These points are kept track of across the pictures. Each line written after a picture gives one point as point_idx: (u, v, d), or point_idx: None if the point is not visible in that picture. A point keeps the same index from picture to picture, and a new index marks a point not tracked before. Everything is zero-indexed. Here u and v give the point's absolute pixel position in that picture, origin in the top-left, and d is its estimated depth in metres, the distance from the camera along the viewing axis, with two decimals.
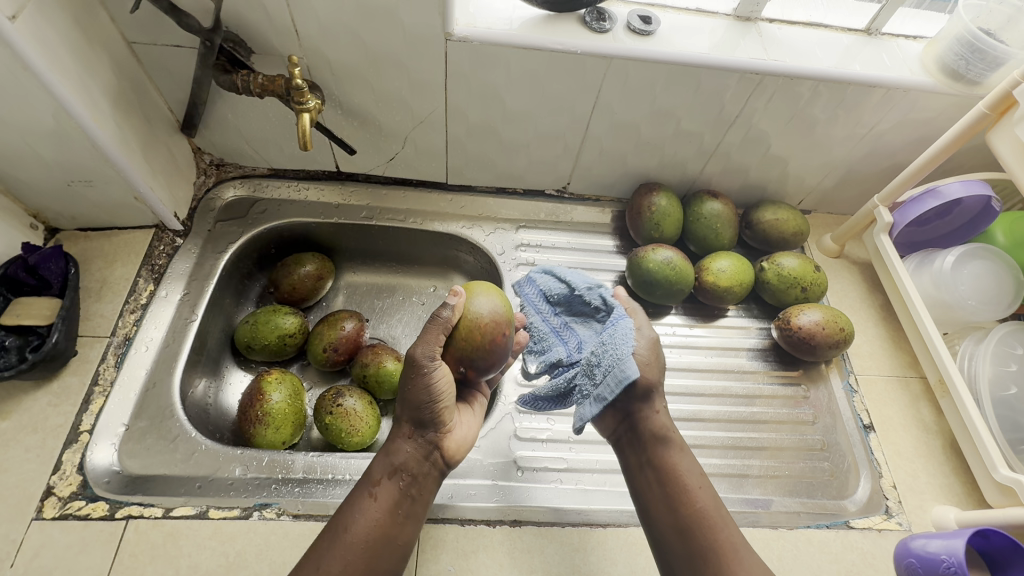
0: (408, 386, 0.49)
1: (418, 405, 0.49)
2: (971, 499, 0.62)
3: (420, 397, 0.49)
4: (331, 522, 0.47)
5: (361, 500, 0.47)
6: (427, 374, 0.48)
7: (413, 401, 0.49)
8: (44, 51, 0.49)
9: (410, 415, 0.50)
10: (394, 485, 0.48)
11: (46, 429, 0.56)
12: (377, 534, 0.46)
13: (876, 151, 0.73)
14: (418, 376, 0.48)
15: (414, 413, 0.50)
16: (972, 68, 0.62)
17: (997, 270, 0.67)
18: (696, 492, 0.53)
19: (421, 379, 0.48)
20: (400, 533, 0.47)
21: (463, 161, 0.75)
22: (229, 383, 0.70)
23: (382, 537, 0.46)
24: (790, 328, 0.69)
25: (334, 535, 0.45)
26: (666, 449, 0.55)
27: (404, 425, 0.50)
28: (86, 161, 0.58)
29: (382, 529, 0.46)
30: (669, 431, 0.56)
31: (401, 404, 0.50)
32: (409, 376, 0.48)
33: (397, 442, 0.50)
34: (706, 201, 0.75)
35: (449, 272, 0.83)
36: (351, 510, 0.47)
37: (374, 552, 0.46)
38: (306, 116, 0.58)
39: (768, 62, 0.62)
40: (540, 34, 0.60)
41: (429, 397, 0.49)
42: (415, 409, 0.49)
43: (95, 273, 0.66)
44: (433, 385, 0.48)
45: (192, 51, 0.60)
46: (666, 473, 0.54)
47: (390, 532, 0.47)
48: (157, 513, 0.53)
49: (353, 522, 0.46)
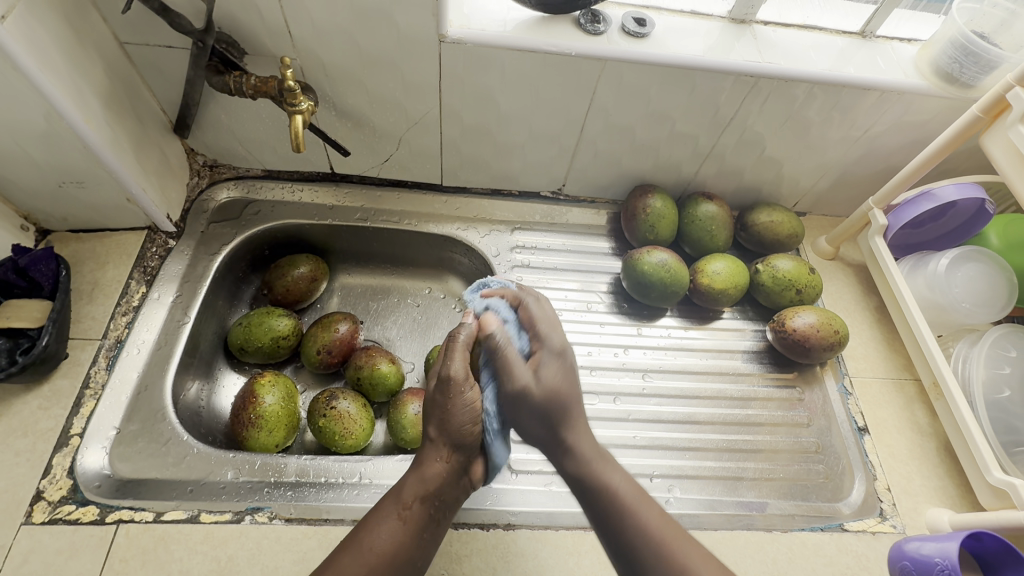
0: (448, 407, 0.47)
1: (458, 428, 0.47)
2: (965, 502, 0.62)
3: (459, 419, 0.47)
4: (354, 536, 0.45)
5: (388, 519, 0.45)
6: (467, 395, 0.47)
7: (452, 423, 0.48)
8: (34, 51, 0.48)
9: (446, 437, 0.48)
10: (424, 508, 0.47)
11: (37, 432, 0.55)
12: (401, 555, 0.44)
13: (870, 153, 0.73)
14: (459, 398, 0.47)
15: (455, 436, 0.48)
16: (966, 71, 0.63)
17: (991, 273, 0.67)
18: (640, 508, 0.48)
19: (463, 401, 0.47)
20: (420, 556, 0.46)
21: (458, 162, 0.75)
22: (222, 386, 0.69)
23: (406, 561, 0.44)
24: (785, 330, 0.69)
25: (358, 551, 0.43)
26: (597, 469, 0.50)
27: (439, 446, 0.49)
28: (77, 162, 0.58)
29: (407, 553, 0.45)
30: (593, 446, 0.51)
31: (435, 425, 0.48)
32: (449, 397, 0.47)
33: (431, 463, 0.48)
34: (701, 203, 0.75)
35: (444, 274, 0.83)
36: (378, 527, 0.45)
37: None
38: (300, 117, 0.58)
39: (763, 64, 0.62)
40: (534, 36, 0.59)
41: (469, 421, 0.48)
42: (453, 431, 0.48)
43: (87, 275, 0.65)
44: (472, 408, 0.48)
45: (184, 52, 0.59)
46: (605, 501, 0.48)
47: (413, 555, 0.45)
48: (148, 517, 0.52)
49: (380, 542, 0.44)
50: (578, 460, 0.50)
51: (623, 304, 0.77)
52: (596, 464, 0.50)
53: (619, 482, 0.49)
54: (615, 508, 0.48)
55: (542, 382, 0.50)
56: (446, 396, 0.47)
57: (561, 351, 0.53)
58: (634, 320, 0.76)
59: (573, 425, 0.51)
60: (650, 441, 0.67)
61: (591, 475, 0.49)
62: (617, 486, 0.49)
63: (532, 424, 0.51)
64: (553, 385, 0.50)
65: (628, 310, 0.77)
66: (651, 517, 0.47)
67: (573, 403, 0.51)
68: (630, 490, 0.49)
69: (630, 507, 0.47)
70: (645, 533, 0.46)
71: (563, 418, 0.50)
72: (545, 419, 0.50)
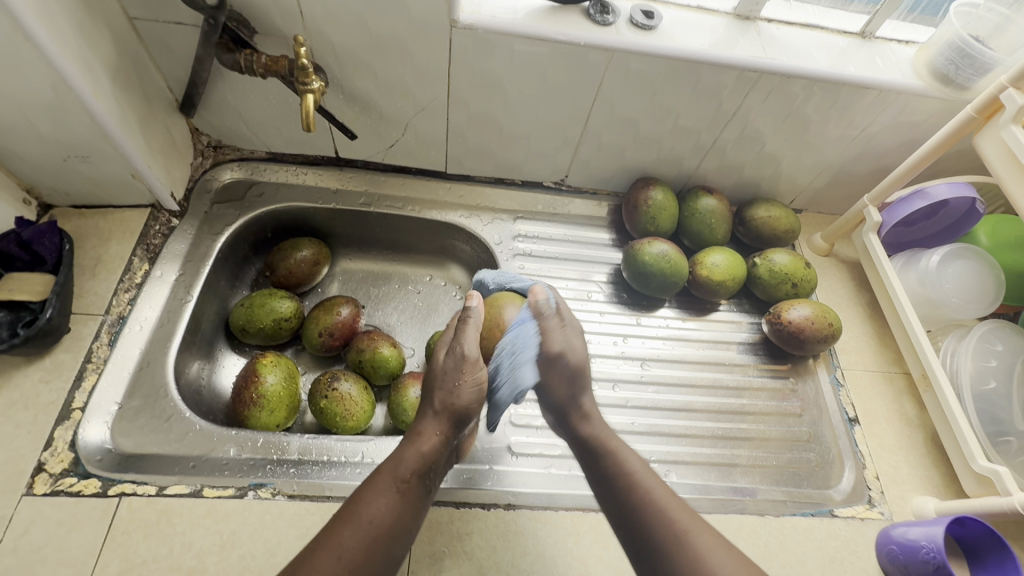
0: (459, 382, 0.51)
1: (463, 403, 0.51)
2: (950, 490, 0.64)
3: (467, 395, 0.51)
4: (348, 508, 0.44)
5: (384, 491, 0.46)
6: (476, 371, 0.51)
7: (459, 399, 0.51)
8: (47, 21, 0.48)
9: (450, 412, 0.51)
10: (421, 481, 0.48)
11: (38, 405, 0.55)
12: (399, 527, 0.45)
13: (866, 152, 0.75)
14: (471, 375, 0.51)
15: (456, 412, 0.51)
16: (961, 73, 0.64)
17: (979, 270, 0.69)
18: (642, 480, 0.49)
19: (475, 377, 0.51)
20: (415, 526, 0.47)
21: (462, 150, 0.76)
22: (223, 366, 0.69)
23: (402, 532, 0.45)
24: (780, 322, 0.70)
25: (358, 524, 0.43)
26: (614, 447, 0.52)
27: (438, 421, 0.51)
28: (83, 136, 0.58)
29: (403, 524, 0.45)
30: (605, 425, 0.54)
31: (440, 398, 0.51)
32: (462, 371, 0.51)
33: (429, 435, 0.50)
34: (702, 197, 0.76)
35: (446, 262, 0.84)
36: (374, 501, 0.45)
37: (394, 546, 0.44)
38: (311, 97, 0.58)
39: (766, 60, 0.63)
40: (543, 25, 0.60)
41: (474, 398, 0.51)
42: (459, 407, 0.51)
43: (89, 251, 0.65)
44: (479, 387, 0.51)
45: (194, 29, 0.59)
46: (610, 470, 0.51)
47: (409, 525, 0.46)
48: (151, 491, 0.53)
49: (377, 513, 0.44)
50: (591, 432, 0.54)
51: (622, 294, 0.78)
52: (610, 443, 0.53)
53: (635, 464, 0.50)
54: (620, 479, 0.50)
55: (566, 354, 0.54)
56: (460, 370, 0.51)
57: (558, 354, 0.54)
58: (632, 309, 0.77)
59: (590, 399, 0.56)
60: (647, 426, 0.68)
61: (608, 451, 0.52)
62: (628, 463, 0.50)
63: (557, 384, 0.55)
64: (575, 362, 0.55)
65: (627, 300, 0.78)
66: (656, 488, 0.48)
67: (585, 377, 0.56)
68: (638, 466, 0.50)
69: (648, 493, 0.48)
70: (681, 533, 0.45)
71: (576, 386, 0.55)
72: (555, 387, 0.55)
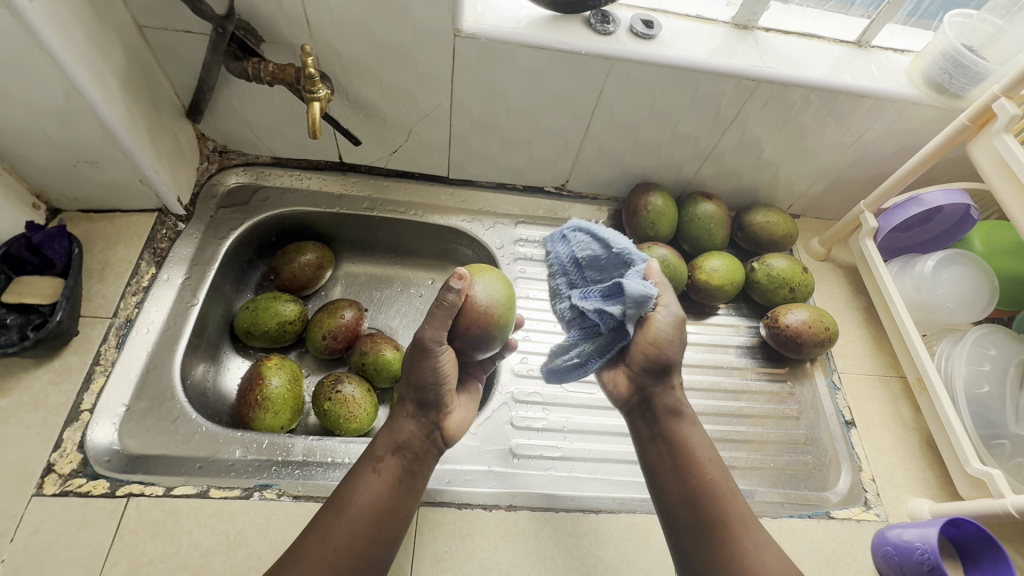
0: (417, 365, 0.49)
1: (426, 384, 0.49)
2: (944, 492, 0.65)
3: (428, 376, 0.49)
4: (335, 494, 0.47)
5: (365, 474, 0.47)
6: (438, 355, 0.48)
7: (419, 381, 0.49)
8: (60, 31, 0.49)
9: (413, 394, 0.50)
10: (397, 461, 0.48)
11: (47, 407, 0.56)
12: (381, 507, 0.46)
13: (862, 159, 0.76)
14: (429, 357, 0.48)
15: (417, 393, 0.50)
16: (955, 82, 0.66)
17: (974, 275, 0.70)
18: (709, 470, 0.51)
19: (437, 361, 0.48)
20: (402, 506, 0.47)
21: (464, 155, 0.77)
22: (228, 368, 0.70)
23: (386, 512, 0.46)
24: (778, 326, 0.71)
25: (338, 507, 0.45)
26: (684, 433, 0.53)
27: (407, 404, 0.50)
28: (93, 142, 0.59)
29: (385, 504, 0.46)
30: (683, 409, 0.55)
31: (406, 382, 0.50)
32: (417, 355, 0.48)
33: (401, 419, 0.50)
34: (700, 202, 0.77)
35: (448, 265, 0.85)
36: (356, 484, 0.47)
37: (379, 528, 0.45)
38: (317, 105, 0.59)
39: (764, 69, 0.64)
40: (545, 34, 0.61)
41: (434, 378, 0.49)
42: (418, 388, 0.49)
43: (97, 255, 0.66)
44: (438, 367, 0.49)
45: (203, 37, 0.60)
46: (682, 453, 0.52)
47: (393, 506, 0.47)
48: (158, 491, 0.53)
49: (360, 495, 0.46)
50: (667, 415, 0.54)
51: None
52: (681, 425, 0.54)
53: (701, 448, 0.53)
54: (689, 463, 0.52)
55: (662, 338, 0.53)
56: (417, 354, 0.49)
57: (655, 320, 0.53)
58: None
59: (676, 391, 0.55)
60: None
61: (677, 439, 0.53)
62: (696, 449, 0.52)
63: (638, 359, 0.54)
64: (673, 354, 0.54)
65: None
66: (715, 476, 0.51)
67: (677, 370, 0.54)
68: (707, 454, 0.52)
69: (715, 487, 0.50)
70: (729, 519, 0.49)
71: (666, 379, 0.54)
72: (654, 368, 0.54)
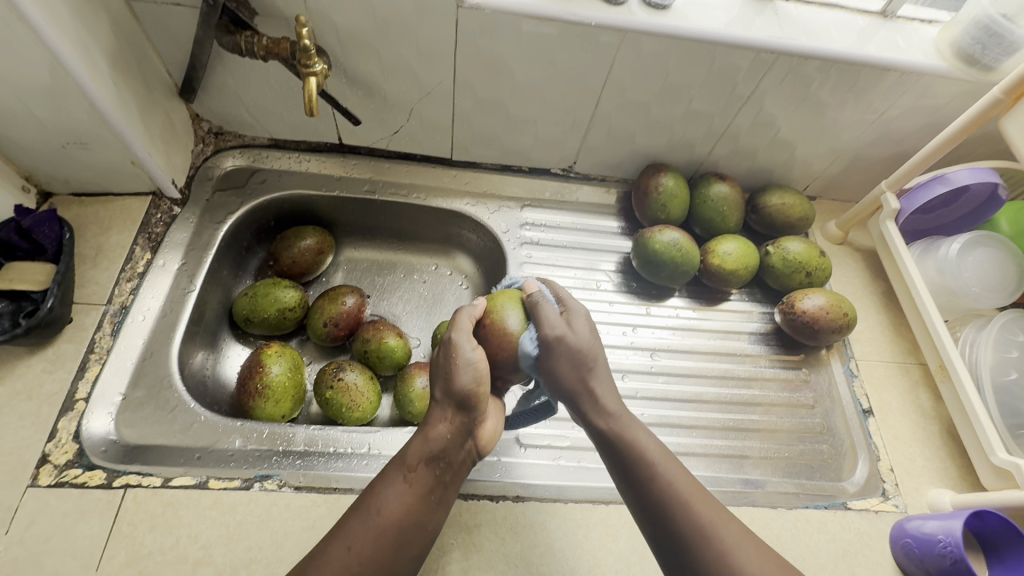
0: (453, 369, 0.46)
1: (462, 387, 0.46)
2: (966, 483, 0.63)
3: (464, 379, 0.46)
4: (363, 500, 0.45)
5: (393, 483, 0.45)
6: (467, 356, 0.46)
7: (457, 383, 0.46)
8: (42, 3, 0.47)
9: (451, 397, 0.46)
10: (429, 471, 0.45)
11: (41, 396, 0.54)
12: (409, 517, 0.44)
13: (884, 137, 0.73)
14: (463, 357, 0.47)
15: (455, 395, 0.46)
16: (987, 52, 0.62)
17: (1001, 258, 0.67)
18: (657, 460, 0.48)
19: (466, 360, 0.46)
20: (430, 519, 0.45)
21: (468, 135, 0.74)
22: (227, 356, 0.69)
23: (413, 523, 0.44)
24: (793, 311, 0.69)
25: (364, 515, 0.43)
26: (623, 428, 0.49)
27: (442, 409, 0.47)
28: (82, 122, 0.56)
29: (414, 516, 0.44)
30: (619, 403, 0.50)
31: (441, 385, 0.47)
32: (452, 356, 0.47)
33: (435, 426, 0.46)
34: (714, 183, 0.74)
35: (451, 250, 0.82)
36: (384, 492, 0.44)
37: (405, 539, 0.43)
38: (314, 80, 0.57)
39: (783, 41, 0.61)
40: (553, 4, 0.58)
41: (472, 381, 0.46)
42: (457, 391, 0.46)
43: (90, 240, 0.64)
44: (475, 368, 0.46)
45: (193, 11, 0.57)
46: (630, 454, 0.48)
47: (421, 517, 0.44)
48: (155, 482, 0.52)
49: (386, 504, 0.44)
50: (605, 415, 0.49)
51: (631, 283, 0.77)
52: (622, 421, 0.49)
53: (645, 442, 0.49)
54: (641, 469, 0.47)
55: (575, 336, 0.49)
56: (451, 356, 0.47)
57: (568, 307, 0.51)
58: (641, 299, 0.76)
59: (598, 380, 0.50)
60: (657, 418, 0.67)
61: (616, 432, 0.48)
62: (644, 445, 0.48)
63: (562, 370, 0.49)
64: (581, 338, 0.49)
65: (636, 289, 0.77)
66: (673, 472, 0.47)
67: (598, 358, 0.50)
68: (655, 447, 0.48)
69: (656, 469, 0.47)
70: (674, 497, 0.46)
71: (586, 372, 0.49)
72: (568, 372, 0.49)
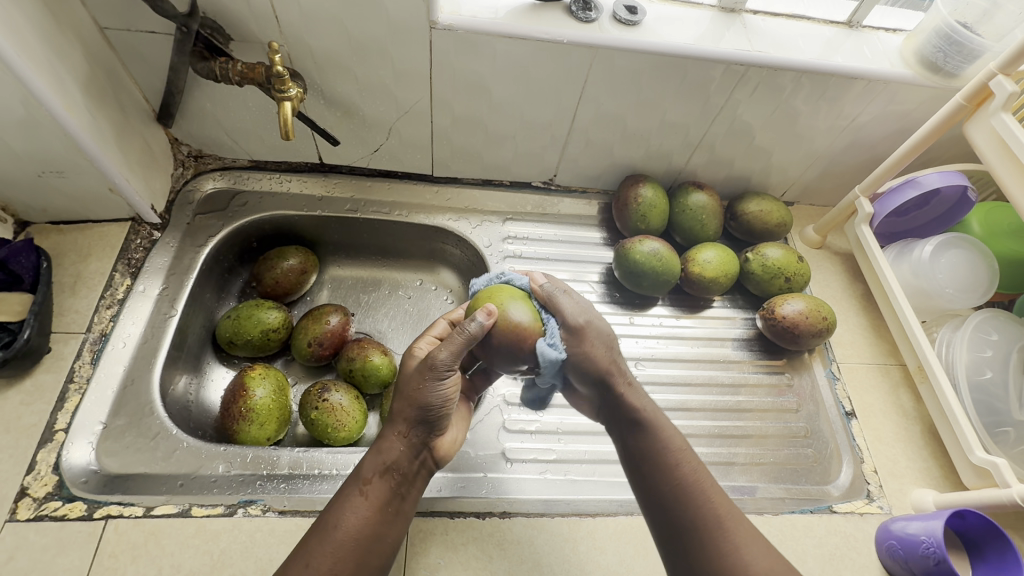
0: (420, 384, 0.46)
1: (422, 407, 0.46)
2: (948, 482, 0.64)
3: (430, 396, 0.46)
4: (320, 520, 0.44)
5: (350, 497, 0.44)
6: (437, 381, 0.46)
7: (418, 402, 0.46)
8: (13, 39, 0.47)
9: (409, 414, 0.47)
10: (385, 483, 0.45)
11: (19, 428, 0.54)
12: (367, 530, 0.44)
13: (856, 143, 0.74)
14: (431, 380, 0.46)
15: (415, 412, 0.47)
16: (950, 60, 0.64)
17: (972, 259, 0.68)
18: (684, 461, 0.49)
19: (435, 383, 0.46)
20: (388, 531, 0.45)
21: (448, 152, 0.75)
22: (211, 380, 0.68)
23: (371, 537, 0.44)
24: (774, 317, 0.70)
25: (323, 532, 0.43)
26: (652, 423, 0.51)
27: (398, 423, 0.47)
28: (57, 151, 0.56)
29: (371, 529, 0.44)
30: (645, 400, 0.52)
31: (401, 401, 0.47)
32: (421, 376, 0.46)
33: (389, 439, 0.47)
34: (691, 193, 0.75)
35: (435, 266, 0.83)
36: (341, 508, 0.44)
37: (365, 554, 0.43)
38: (288, 104, 0.57)
39: (752, 53, 0.62)
40: (525, 24, 0.59)
41: (437, 401, 0.47)
42: (418, 410, 0.46)
43: (69, 268, 0.63)
44: (441, 391, 0.47)
45: (167, 38, 0.58)
46: (651, 454, 0.50)
47: (379, 530, 0.44)
48: (137, 512, 0.52)
49: (346, 520, 0.43)
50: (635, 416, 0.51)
51: (615, 293, 0.77)
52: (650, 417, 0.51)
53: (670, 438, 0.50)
54: (662, 463, 0.49)
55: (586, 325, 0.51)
56: (417, 375, 0.46)
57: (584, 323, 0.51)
58: (626, 309, 0.77)
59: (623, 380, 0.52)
60: None
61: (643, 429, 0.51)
62: (666, 442, 0.50)
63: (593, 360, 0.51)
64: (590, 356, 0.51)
65: (620, 299, 0.77)
66: (690, 465, 0.49)
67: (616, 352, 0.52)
68: (677, 441, 0.50)
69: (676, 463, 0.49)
70: (688, 490, 0.47)
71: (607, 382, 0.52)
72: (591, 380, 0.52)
